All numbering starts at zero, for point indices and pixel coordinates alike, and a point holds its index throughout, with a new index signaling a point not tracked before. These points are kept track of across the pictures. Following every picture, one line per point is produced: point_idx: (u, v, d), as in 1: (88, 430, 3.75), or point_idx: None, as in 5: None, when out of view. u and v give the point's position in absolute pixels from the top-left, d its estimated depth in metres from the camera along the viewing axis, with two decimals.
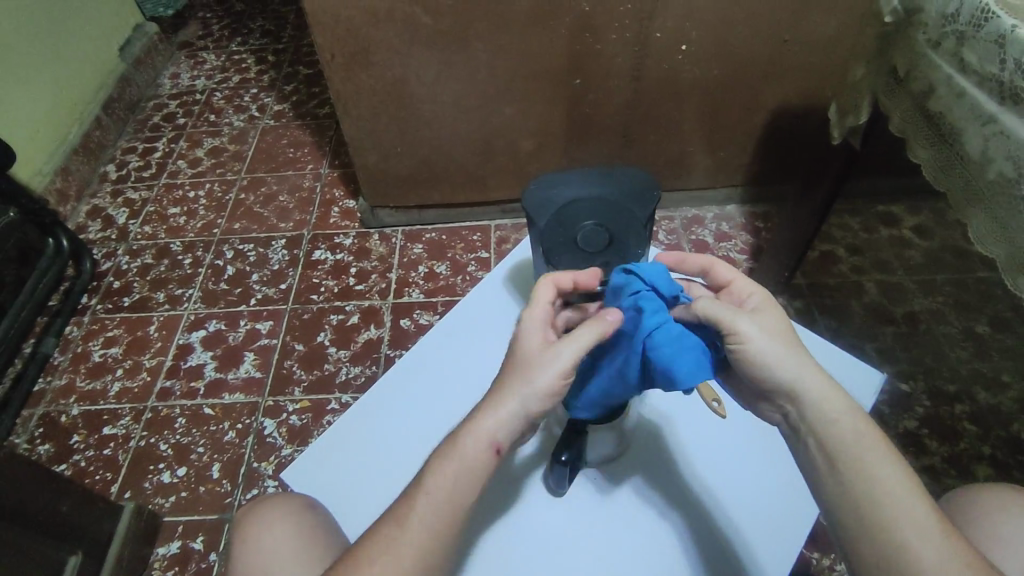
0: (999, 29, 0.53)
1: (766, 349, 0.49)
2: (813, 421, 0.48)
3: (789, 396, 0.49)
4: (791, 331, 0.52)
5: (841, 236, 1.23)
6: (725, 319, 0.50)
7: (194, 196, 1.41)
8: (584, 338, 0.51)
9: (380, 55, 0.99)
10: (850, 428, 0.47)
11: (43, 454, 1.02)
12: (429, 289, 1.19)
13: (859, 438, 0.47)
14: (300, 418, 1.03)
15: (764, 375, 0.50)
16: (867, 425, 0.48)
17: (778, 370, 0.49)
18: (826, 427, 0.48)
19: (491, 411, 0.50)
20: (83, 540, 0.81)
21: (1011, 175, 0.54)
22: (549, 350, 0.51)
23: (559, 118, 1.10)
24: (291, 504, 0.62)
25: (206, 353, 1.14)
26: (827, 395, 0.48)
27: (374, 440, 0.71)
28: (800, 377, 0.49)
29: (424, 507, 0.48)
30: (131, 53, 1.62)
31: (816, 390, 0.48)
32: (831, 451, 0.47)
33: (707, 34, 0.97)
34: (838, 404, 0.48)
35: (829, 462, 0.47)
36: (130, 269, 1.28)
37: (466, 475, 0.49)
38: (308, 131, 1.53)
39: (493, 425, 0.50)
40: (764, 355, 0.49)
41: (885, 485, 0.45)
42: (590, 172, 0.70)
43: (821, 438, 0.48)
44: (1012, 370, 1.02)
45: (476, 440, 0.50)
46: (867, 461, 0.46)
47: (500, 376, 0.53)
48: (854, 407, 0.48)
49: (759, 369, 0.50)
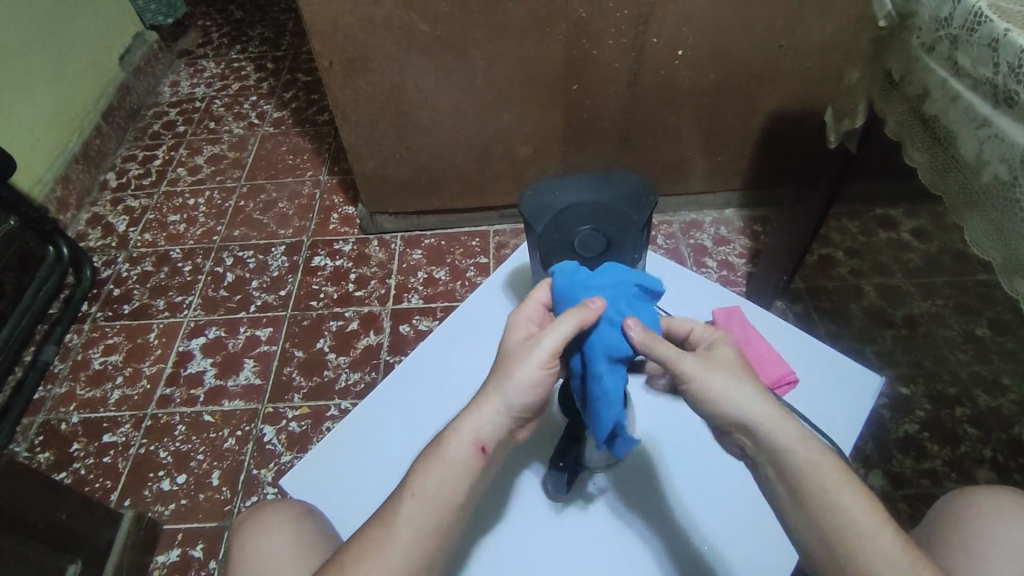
0: (992, 33, 0.53)
1: (712, 385, 0.48)
2: (768, 456, 0.46)
3: (742, 433, 0.47)
4: (741, 366, 0.50)
5: (840, 239, 1.24)
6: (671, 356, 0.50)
7: (194, 203, 1.41)
8: (563, 327, 0.51)
9: (379, 63, 1.00)
10: (810, 458, 0.45)
11: (43, 462, 1.02)
12: (428, 295, 1.19)
13: (823, 471, 0.44)
14: (300, 424, 1.03)
15: (714, 410, 0.48)
16: (825, 453, 0.45)
17: (728, 404, 0.47)
18: (783, 461, 0.45)
19: (474, 410, 0.50)
20: (83, 548, 0.81)
21: (1006, 178, 0.54)
22: (528, 341, 0.51)
23: (557, 124, 1.10)
24: (293, 508, 0.62)
25: (206, 360, 1.14)
26: (776, 430, 0.46)
27: (373, 447, 0.71)
28: (749, 409, 0.46)
29: (412, 510, 0.47)
30: (131, 62, 1.63)
31: (767, 425, 0.46)
32: (792, 486, 0.45)
33: (704, 39, 0.98)
34: (793, 434, 0.45)
35: (793, 497, 0.45)
36: (130, 276, 1.29)
37: (452, 473, 0.48)
38: (308, 138, 1.53)
39: (477, 420, 0.49)
40: (714, 390, 0.48)
41: (853, 512, 0.43)
42: (585, 179, 0.70)
43: (781, 473, 0.45)
44: (1012, 372, 1.02)
45: (462, 438, 0.49)
46: (833, 491, 0.44)
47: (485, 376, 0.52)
48: (808, 435, 0.46)
49: (711, 405, 0.48)
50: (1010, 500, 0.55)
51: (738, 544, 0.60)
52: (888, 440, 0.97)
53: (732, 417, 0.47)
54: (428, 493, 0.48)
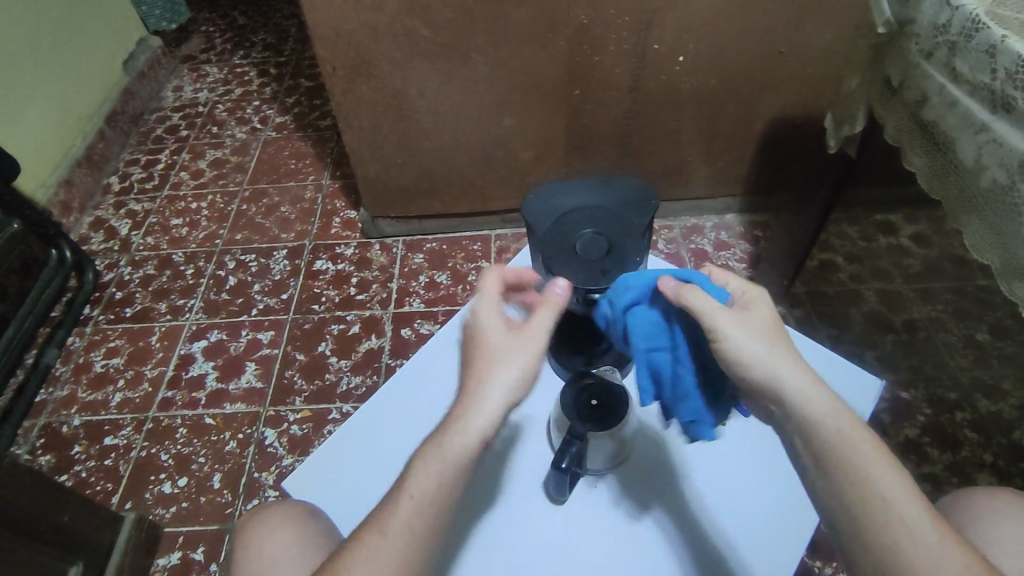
0: (990, 39, 0.54)
1: (743, 349, 0.48)
2: (797, 423, 0.46)
3: (772, 397, 0.47)
4: (777, 333, 0.50)
5: (839, 244, 1.24)
6: (706, 314, 0.50)
7: (197, 207, 1.42)
8: (544, 320, 0.53)
9: (382, 68, 1.01)
10: (837, 426, 0.45)
11: (44, 464, 1.02)
12: (429, 299, 1.19)
13: (857, 438, 0.45)
14: (302, 428, 1.03)
15: (742, 372, 0.48)
16: (855, 424, 0.45)
17: (754, 371, 0.48)
18: (811, 430, 0.45)
19: (476, 407, 0.49)
20: (82, 550, 0.80)
21: (1004, 183, 0.55)
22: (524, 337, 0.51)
23: (559, 129, 1.11)
24: (302, 514, 0.61)
25: (208, 363, 1.14)
26: (811, 398, 0.46)
27: (374, 449, 0.71)
28: (780, 373, 0.47)
29: (410, 512, 0.47)
30: (135, 66, 1.64)
31: (801, 393, 0.46)
32: (818, 450, 0.45)
33: (705, 45, 0.99)
34: (824, 402, 0.46)
35: (818, 464, 0.45)
36: (132, 279, 1.29)
37: (453, 474, 0.48)
38: (310, 142, 1.54)
39: (484, 416, 0.49)
40: (738, 348, 0.48)
41: (873, 485, 0.44)
42: (589, 184, 0.71)
43: (806, 440, 0.46)
44: (1011, 378, 1.02)
45: (463, 438, 0.48)
46: (854, 462, 0.44)
47: (476, 368, 0.51)
48: (839, 404, 0.46)
49: (739, 367, 0.48)
50: (1014, 505, 0.54)
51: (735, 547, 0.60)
52: (889, 445, 0.97)
53: (762, 379, 0.48)
54: (430, 496, 0.47)
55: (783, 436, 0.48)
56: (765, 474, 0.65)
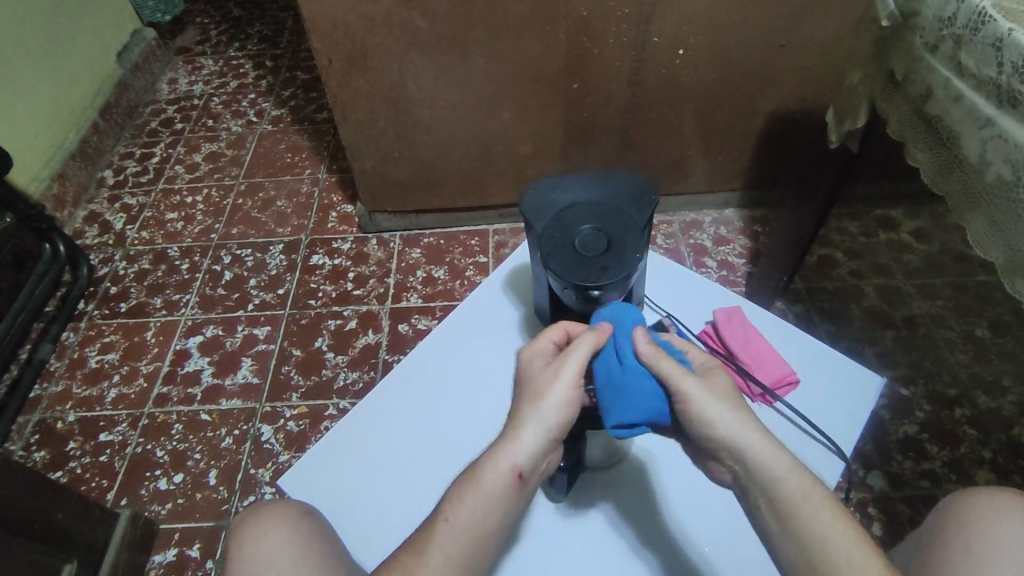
0: (996, 32, 0.53)
1: (707, 409, 0.49)
2: (760, 481, 0.46)
3: (735, 456, 0.48)
4: (741, 401, 0.51)
5: (840, 239, 1.23)
6: (673, 378, 0.51)
7: (192, 201, 1.40)
8: (583, 349, 0.54)
9: (379, 61, 0.99)
10: (797, 487, 0.45)
11: (39, 461, 1.02)
12: (427, 295, 1.19)
13: (813, 497, 0.45)
14: (298, 423, 1.03)
15: (706, 431, 0.49)
16: (812, 483, 0.46)
17: (713, 430, 0.49)
18: (774, 488, 0.46)
19: (510, 438, 0.51)
20: (78, 548, 0.80)
21: (1009, 179, 0.54)
22: (557, 371, 0.53)
23: (557, 123, 1.10)
24: (308, 526, 0.60)
25: (203, 358, 1.13)
26: (769, 457, 0.47)
27: (373, 447, 0.70)
28: (745, 437, 0.48)
29: (445, 537, 0.48)
30: (129, 59, 1.62)
31: (758, 452, 0.47)
32: (778, 509, 0.45)
33: (705, 38, 0.98)
34: (779, 462, 0.47)
35: (782, 520, 0.45)
36: (127, 274, 1.28)
37: (486, 503, 0.49)
38: (307, 136, 1.52)
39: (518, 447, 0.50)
40: (709, 412, 0.49)
41: (827, 544, 0.43)
42: (587, 179, 0.69)
43: (771, 498, 0.46)
44: (1011, 373, 1.02)
45: (495, 465, 0.49)
46: (814, 519, 0.44)
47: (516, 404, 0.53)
48: (802, 465, 0.47)
49: (702, 430, 0.49)
50: (1015, 505, 0.53)
51: (722, 557, 0.58)
52: (888, 441, 0.96)
53: (724, 438, 0.48)
54: (462, 518, 0.48)
55: (746, 497, 0.48)
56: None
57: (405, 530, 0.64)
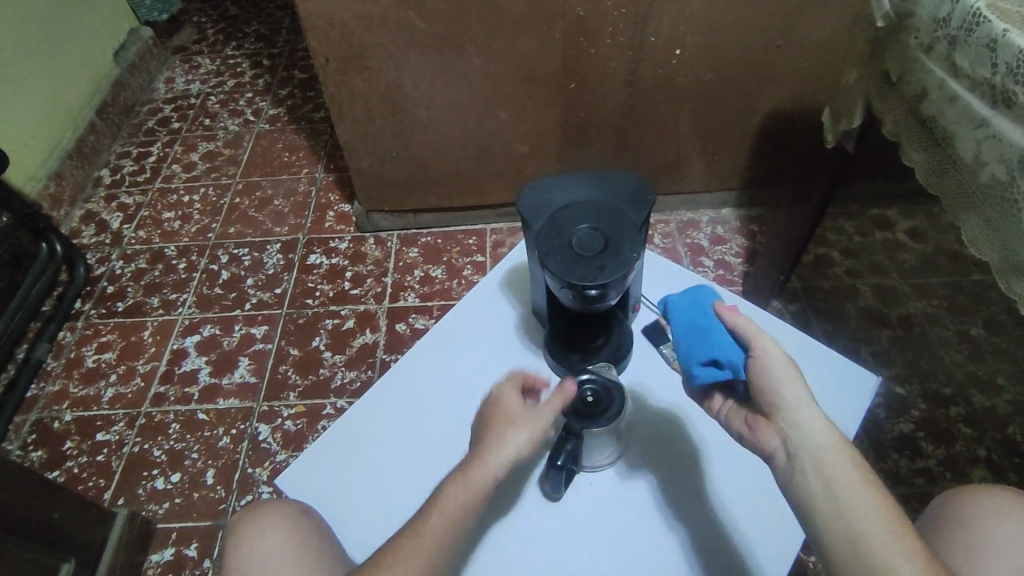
0: (990, 33, 0.54)
1: (778, 368, 0.51)
2: (808, 445, 0.46)
3: (788, 420, 0.48)
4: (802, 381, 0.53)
5: (836, 239, 1.24)
6: (754, 335, 0.54)
7: (189, 201, 1.40)
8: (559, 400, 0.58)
9: (376, 60, 0.99)
10: (845, 456, 0.46)
11: (36, 461, 1.01)
12: (424, 294, 1.19)
13: (859, 469, 0.45)
14: (296, 423, 1.03)
15: (768, 390, 0.50)
16: (860, 459, 0.46)
17: (777, 388, 0.50)
18: (824, 452, 0.46)
19: (496, 448, 0.53)
20: (75, 548, 0.80)
21: (1004, 179, 0.54)
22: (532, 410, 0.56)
23: (554, 122, 1.10)
24: (305, 523, 0.60)
25: (201, 358, 1.13)
26: (824, 425, 0.47)
27: (371, 446, 0.70)
28: (803, 403, 0.49)
29: (432, 528, 0.50)
30: (125, 58, 1.62)
31: (813, 418, 0.48)
32: (824, 470, 0.45)
33: (702, 38, 0.98)
34: (831, 433, 0.47)
35: (825, 481, 0.45)
36: (124, 273, 1.28)
37: (467, 502, 0.51)
38: (304, 135, 1.52)
39: (502, 462, 0.52)
40: (778, 371, 0.51)
41: (865, 512, 0.43)
42: (584, 179, 0.69)
43: (817, 460, 0.46)
44: (1006, 372, 1.02)
45: (485, 476, 0.52)
46: (856, 489, 0.44)
47: (486, 429, 0.56)
48: (849, 442, 0.47)
49: (764, 386, 0.51)
50: (1011, 501, 0.54)
51: (719, 556, 0.58)
52: (883, 440, 0.97)
53: (784, 399, 0.49)
54: (454, 520, 0.50)
55: (788, 460, 0.47)
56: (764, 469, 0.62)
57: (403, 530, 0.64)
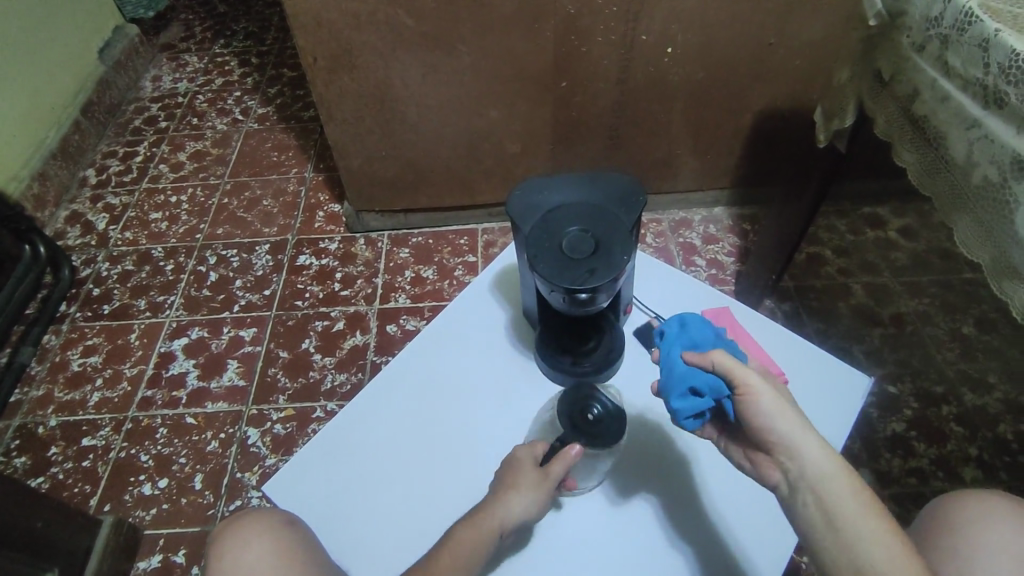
0: (982, 32, 0.53)
1: (766, 401, 0.49)
2: (810, 480, 0.46)
3: (788, 454, 0.48)
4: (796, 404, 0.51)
5: (828, 238, 1.23)
6: (733, 371, 0.51)
7: (176, 201, 1.39)
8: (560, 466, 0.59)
9: (364, 59, 0.98)
10: (846, 486, 0.46)
11: (20, 467, 1.00)
12: (415, 295, 1.18)
13: (860, 499, 0.45)
14: (285, 426, 1.02)
15: (761, 425, 0.49)
16: (862, 487, 0.46)
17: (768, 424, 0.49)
18: (824, 486, 0.46)
19: (503, 501, 0.57)
20: (59, 556, 0.79)
21: (996, 180, 0.54)
22: (542, 472, 0.59)
23: (546, 121, 1.09)
24: (291, 533, 0.59)
25: (189, 361, 1.12)
26: (820, 455, 0.47)
27: (359, 452, 0.69)
28: (799, 435, 0.48)
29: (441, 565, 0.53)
30: (111, 56, 1.60)
31: (810, 450, 0.47)
32: (825, 506, 0.45)
33: (694, 37, 0.97)
34: (830, 462, 0.47)
35: (827, 517, 0.45)
36: (110, 276, 1.26)
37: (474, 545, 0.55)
38: (293, 134, 1.51)
39: (495, 521, 0.56)
40: (766, 405, 0.49)
41: (872, 545, 0.43)
42: (575, 179, 0.68)
43: (817, 495, 0.46)
44: (997, 371, 1.03)
45: (482, 533, 0.55)
46: (862, 521, 0.44)
47: (496, 484, 0.60)
48: (850, 465, 0.47)
49: (760, 422, 0.49)
50: (1007, 507, 0.53)
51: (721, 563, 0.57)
52: (876, 439, 0.97)
53: (779, 433, 0.48)
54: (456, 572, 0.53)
55: (792, 493, 0.47)
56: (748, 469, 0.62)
57: (394, 537, 0.63)
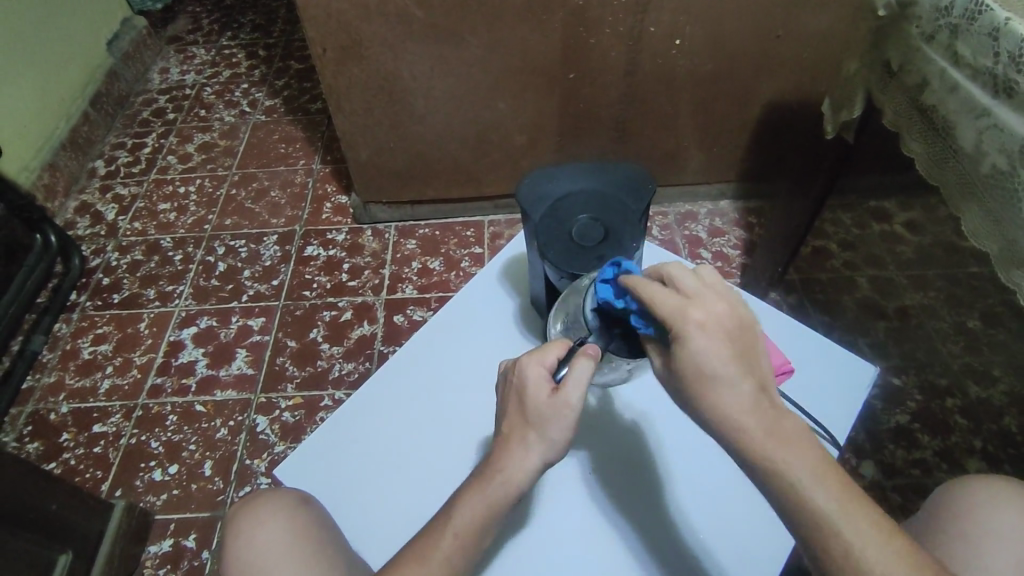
0: (993, 22, 0.54)
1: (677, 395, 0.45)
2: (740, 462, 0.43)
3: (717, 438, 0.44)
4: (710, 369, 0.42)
5: (834, 231, 1.24)
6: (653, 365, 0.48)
7: (185, 192, 1.39)
8: (578, 382, 0.50)
9: (373, 50, 0.99)
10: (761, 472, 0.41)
11: (32, 452, 1.01)
12: (422, 286, 1.19)
13: (776, 485, 0.40)
14: (294, 414, 1.03)
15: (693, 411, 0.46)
16: (778, 469, 0.40)
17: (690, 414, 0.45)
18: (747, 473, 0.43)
19: (519, 450, 0.50)
20: (73, 538, 0.80)
21: (1005, 169, 0.54)
22: (560, 397, 0.49)
23: (553, 113, 1.09)
24: (307, 512, 0.60)
25: (197, 350, 1.13)
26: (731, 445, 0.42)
27: (370, 436, 0.70)
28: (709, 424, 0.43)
29: (449, 544, 0.49)
30: (119, 48, 1.60)
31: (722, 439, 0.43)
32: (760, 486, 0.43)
33: (701, 29, 0.97)
34: (739, 451, 0.42)
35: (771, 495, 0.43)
36: (119, 265, 1.27)
37: (485, 511, 0.50)
38: (300, 126, 1.51)
39: (509, 484, 0.50)
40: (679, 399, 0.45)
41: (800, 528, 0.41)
42: (582, 165, 0.68)
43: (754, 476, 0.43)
44: (1001, 364, 1.03)
45: (491, 500, 0.50)
46: (789, 505, 0.40)
47: (508, 419, 0.51)
48: (763, 446, 0.41)
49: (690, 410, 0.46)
50: (1011, 493, 0.54)
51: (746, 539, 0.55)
52: (880, 430, 0.97)
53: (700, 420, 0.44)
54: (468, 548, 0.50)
55: None
56: (725, 466, 0.59)
57: (403, 520, 0.64)
